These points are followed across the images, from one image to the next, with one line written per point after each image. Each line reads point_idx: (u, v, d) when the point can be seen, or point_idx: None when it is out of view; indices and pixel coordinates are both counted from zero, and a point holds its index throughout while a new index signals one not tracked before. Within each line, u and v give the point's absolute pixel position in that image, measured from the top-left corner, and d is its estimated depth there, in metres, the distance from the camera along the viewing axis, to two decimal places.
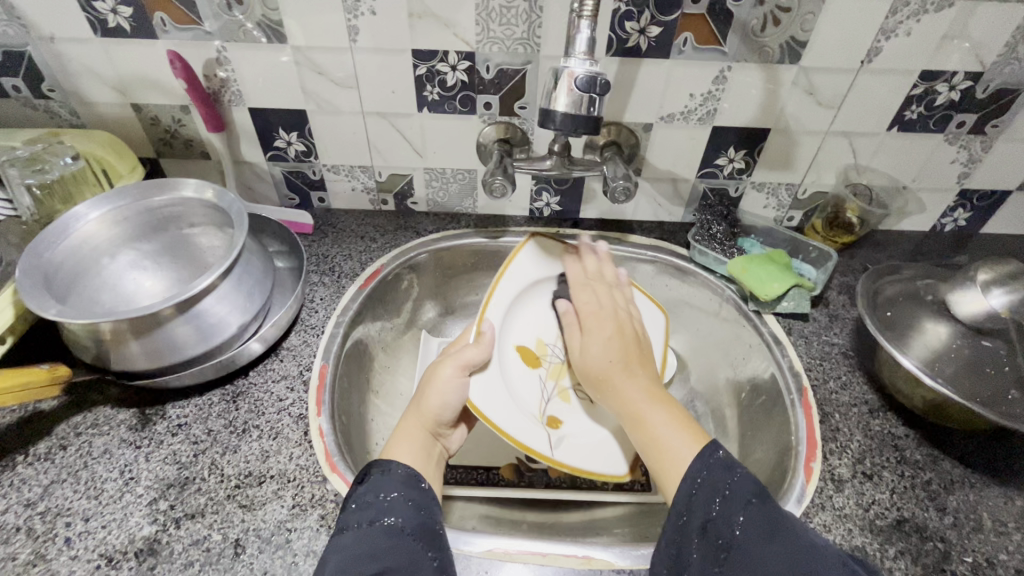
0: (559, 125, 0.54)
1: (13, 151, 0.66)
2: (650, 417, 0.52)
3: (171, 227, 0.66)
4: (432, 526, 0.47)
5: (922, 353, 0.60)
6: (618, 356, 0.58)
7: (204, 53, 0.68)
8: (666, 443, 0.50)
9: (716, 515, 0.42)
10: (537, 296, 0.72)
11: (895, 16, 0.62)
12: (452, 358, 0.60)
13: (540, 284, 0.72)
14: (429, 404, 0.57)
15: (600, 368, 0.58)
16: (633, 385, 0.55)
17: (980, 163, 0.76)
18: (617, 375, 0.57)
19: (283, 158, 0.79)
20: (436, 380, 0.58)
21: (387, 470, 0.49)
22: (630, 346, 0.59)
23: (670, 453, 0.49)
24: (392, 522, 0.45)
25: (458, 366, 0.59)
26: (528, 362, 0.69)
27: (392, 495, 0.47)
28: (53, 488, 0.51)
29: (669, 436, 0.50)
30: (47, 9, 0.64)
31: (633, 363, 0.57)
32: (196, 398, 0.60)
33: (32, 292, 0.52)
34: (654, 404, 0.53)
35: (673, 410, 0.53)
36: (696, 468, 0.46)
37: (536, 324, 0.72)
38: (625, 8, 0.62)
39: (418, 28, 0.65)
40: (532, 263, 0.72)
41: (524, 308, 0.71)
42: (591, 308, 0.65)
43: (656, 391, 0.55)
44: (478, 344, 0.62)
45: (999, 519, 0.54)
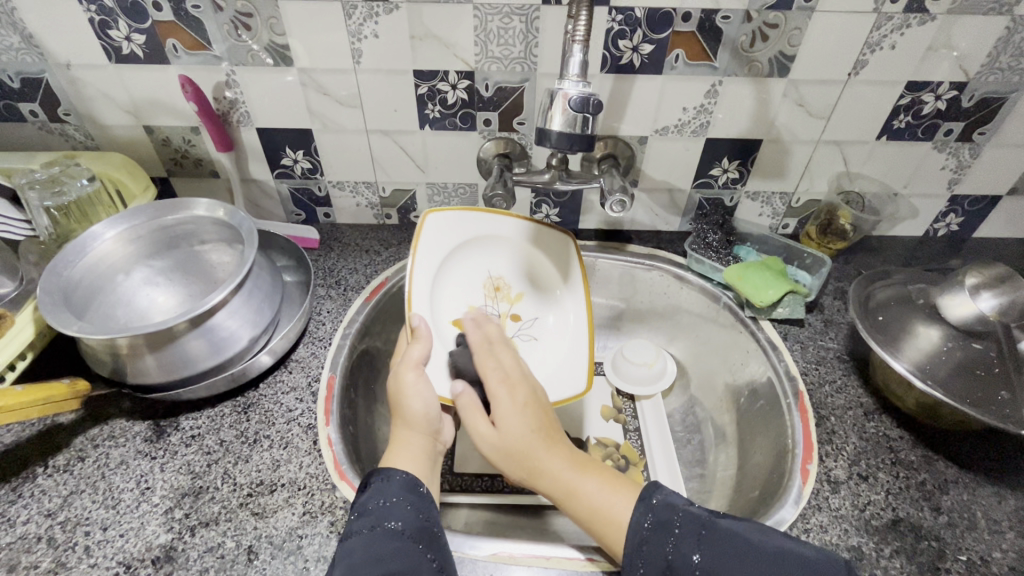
0: (555, 143, 0.56)
1: (31, 173, 0.69)
2: (584, 488, 0.52)
3: (182, 244, 0.68)
4: (430, 528, 0.49)
5: (914, 356, 0.61)
6: (536, 429, 0.55)
7: (214, 76, 0.70)
8: (609, 512, 0.50)
9: (672, 556, 0.45)
10: (451, 268, 0.73)
11: (879, 30, 0.65)
12: (404, 363, 0.60)
13: (452, 257, 0.73)
14: (412, 409, 0.57)
15: (520, 445, 0.54)
16: (556, 458, 0.53)
17: (969, 169, 0.78)
18: (540, 449, 0.53)
19: (289, 175, 0.82)
20: (407, 386, 0.58)
21: (389, 477, 0.51)
22: (543, 415, 0.57)
23: (616, 522, 0.49)
24: (393, 525, 0.47)
25: (415, 365, 0.59)
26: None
27: (392, 499, 0.49)
28: (72, 498, 0.53)
29: (608, 503, 0.51)
30: (64, 37, 0.67)
31: (550, 432, 0.55)
32: (208, 410, 0.62)
33: (51, 309, 0.54)
34: (584, 473, 0.53)
35: (603, 472, 0.53)
36: (642, 513, 0.48)
37: (458, 295, 0.73)
38: (617, 27, 0.65)
39: (420, 50, 0.68)
40: (437, 243, 0.71)
41: (444, 283, 0.72)
42: (500, 377, 0.59)
43: (578, 456, 0.55)
44: (417, 341, 0.61)
45: (993, 518, 0.55)
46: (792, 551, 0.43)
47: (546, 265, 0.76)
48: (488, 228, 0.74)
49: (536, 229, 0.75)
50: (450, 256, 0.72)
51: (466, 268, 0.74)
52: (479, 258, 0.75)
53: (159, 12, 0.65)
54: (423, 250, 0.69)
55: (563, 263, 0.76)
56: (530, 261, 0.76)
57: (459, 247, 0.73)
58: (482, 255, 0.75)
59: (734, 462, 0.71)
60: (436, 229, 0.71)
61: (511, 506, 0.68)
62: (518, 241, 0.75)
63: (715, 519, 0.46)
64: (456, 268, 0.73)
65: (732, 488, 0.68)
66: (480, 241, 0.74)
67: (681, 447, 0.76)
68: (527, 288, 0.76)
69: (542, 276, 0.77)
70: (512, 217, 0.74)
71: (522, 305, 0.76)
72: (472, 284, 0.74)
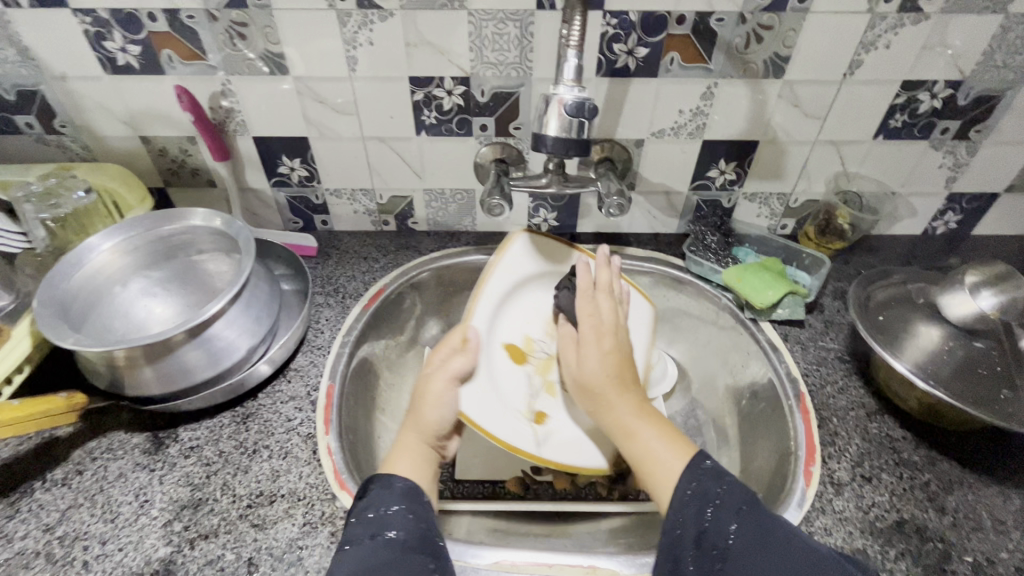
0: (550, 148, 0.56)
1: (28, 185, 0.69)
2: (640, 433, 0.54)
3: (180, 255, 0.68)
4: (432, 537, 0.48)
5: (915, 356, 0.61)
6: (612, 371, 0.58)
7: (210, 86, 0.71)
8: (658, 458, 0.51)
9: (708, 526, 0.44)
10: (522, 295, 0.71)
11: (873, 30, 0.65)
12: (440, 372, 0.60)
13: (522, 285, 0.71)
14: (427, 415, 0.57)
15: (593, 378, 0.58)
16: (623, 400, 0.57)
17: (966, 167, 0.78)
18: (609, 390, 0.57)
19: (286, 183, 0.82)
20: (431, 393, 0.59)
21: (388, 485, 0.51)
22: (623, 360, 0.59)
23: (662, 466, 0.50)
24: (393, 536, 0.46)
25: (449, 378, 0.59)
26: (514, 359, 0.69)
27: (392, 508, 0.48)
28: (71, 512, 0.53)
29: (659, 453, 0.51)
30: (60, 50, 0.67)
31: (623, 378, 0.58)
32: (207, 421, 0.61)
33: (49, 322, 0.54)
34: (643, 420, 0.55)
35: (663, 426, 0.54)
36: (688, 479, 0.47)
37: (519, 321, 0.71)
38: (612, 31, 0.65)
39: (415, 56, 0.68)
40: (517, 263, 0.70)
41: (510, 308, 0.70)
42: (592, 316, 0.61)
43: (645, 407, 0.57)
44: (464, 353, 0.62)
45: (999, 518, 0.54)
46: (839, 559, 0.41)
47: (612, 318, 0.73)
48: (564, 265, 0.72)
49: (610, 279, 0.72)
50: (525, 280, 0.71)
51: (537, 301, 0.72)
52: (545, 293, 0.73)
53: (153, 23, 0.65)
54: (502, 270, 0.69)
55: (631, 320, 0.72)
56: None
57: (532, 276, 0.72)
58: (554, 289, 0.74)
59: (737, 465, 0.70)
60: (518, 250, 0.71)
61: (513, 513, 0.68)
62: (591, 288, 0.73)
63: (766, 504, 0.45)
64: (527, 295, 0.72)
65: None
66: (554, 276, 0.73)
67: None
68: None
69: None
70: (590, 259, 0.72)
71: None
72: (537, 315, 0.72)
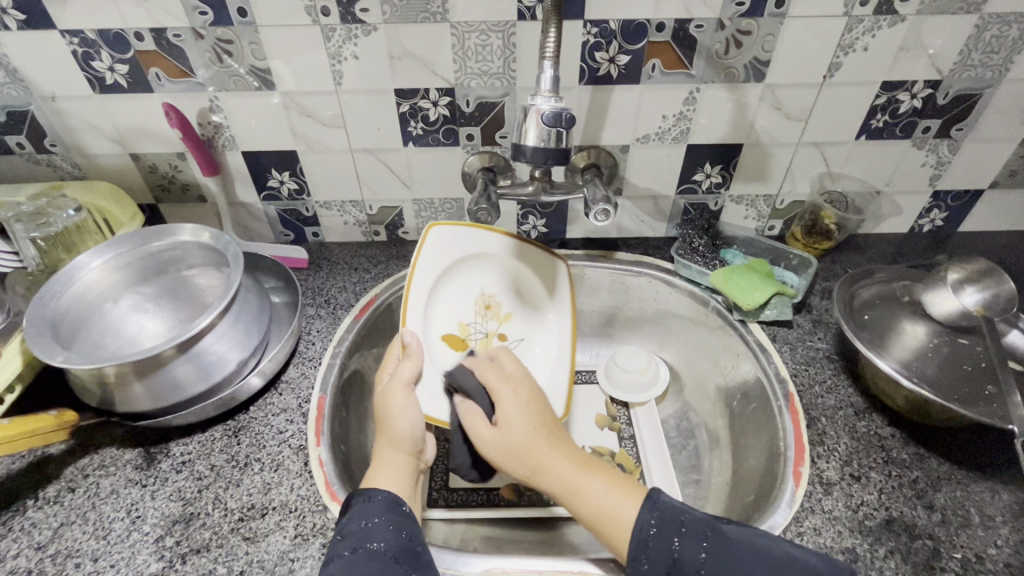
0: (530, 158, 0.56)
1: (18, 206, 0.69)
2: (587, 487, 0.51)
3: (170, 270, 0.69)
4: (413, 547, 0.48)
5: (901, 354, 0.62)
6: (538, 427, 0.55)
7: (198, 103, 0.71)
8: (611, 509, 0.50)
9: (678, 553, 0.46)
10: (445, 283, 0.73)
11: (851, 33, 0.66)
12: (393, 382, 0.58)
13: (448, 271, 0.73)
14: (398, 429, 0.56)
15: (520, 443, 0.53)
16: (560, 458, 0.53)
17: (949, 165, 0.79)
18: (541, 447, 0.53)
19: (276, 197, 0.82)
20: (393, 404, 0.57)
21: (369, 498, 0.50)
22: (544, 413, 0.57)
23: (620, 520, 0.49)
24: (376, 547, 0.47)
25: (405, 386, 0.58)
26: (453, 347, 0.72)
27: (374, 520, 0.49)
28: (63, 530, 0.53)
29: (614, 503, 0.50)
30: (49, 71, 0.68)
31: (551, 430, 0.55)
32: (199, 435, 0.62)
33: (38, 341, 0.54)
34: (587, 473, 0.53)
35: (604, 474, 0.53)
36: (648, 511, 0.49)
37: (450, 309, 0.74)
38: (593, 39, 0.66)
39: (399, 69, 0.69)
40: (441, 253, 0.71)
41: (438, 297, 0.72)
42: (502, 381, 0.58)
43: (580, 457, 0.54)
44: (411, 358, 0.61)
45: (986, 514, 0.55)
46: (798, 559, 0.43)
47: (536, 287, 0.77)
48: (492, 245, 0.74)
49: (529, 252, 0.75)
50: (452, 268, 0.73)
51: (461, 284, 0.75)
52: (473, 277, 0.76)
53: (140, 42, 0.66)
54: (425, 266, 0.70)
55: (554, 287, 0.77)
56: (520, 279, 0.77)
57: (458, 264, 0.74)
58: (480, 273, 0.76)
59: (728, 467, 0.71)
60: (438, 242, 0.71)
61: (506, 519, 0.68)
62: (513, 262, 0.76)
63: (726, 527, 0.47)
64: (454, 284, 0.74)
65: (728, 492, 0.68)
66: (480, 258, 0.75)
67: (677, 453, 0.75)
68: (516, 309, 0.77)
69: (536, 302, 0.78)
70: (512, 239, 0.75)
71: (511, 326, 0.77)
72: (464, 301, 0.75)
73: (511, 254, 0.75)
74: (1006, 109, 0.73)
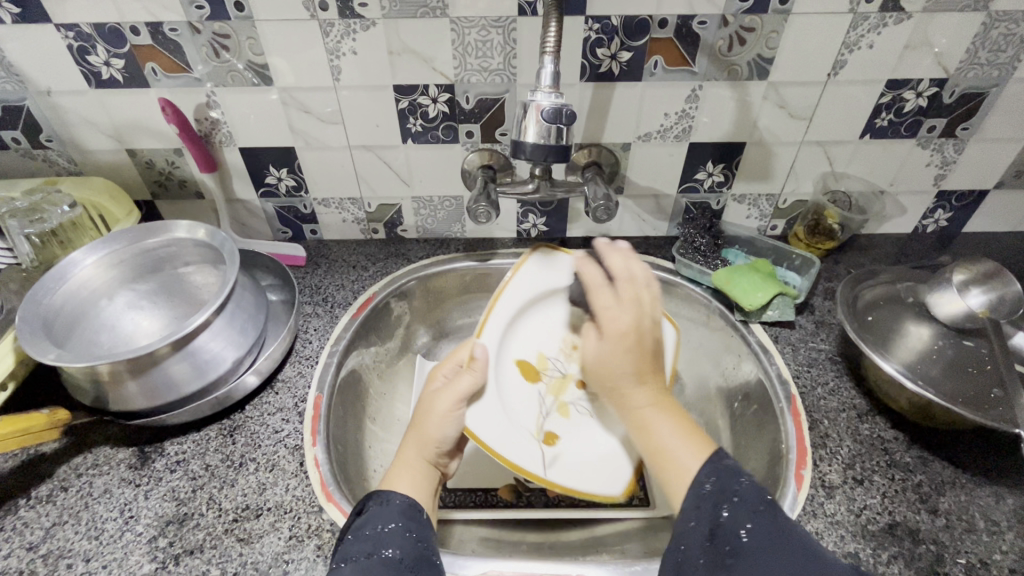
0: (529, 155, 0.56)
1: (13, 202, 0.69)
2: (656, 428, 0.53)
3: (166, 267, 0.68)
4: (428, 556, 0.47)
5: (905, 356, 0.61)
6: (632, 363, 0.56)
7: (195, 98, 0.70)
8: (670, 453, 0.50)
9: (723, 521, 0.43)
10: (537, 310, 0.71)
11: (856, 31, 0.65)
12: (446, 388, 0.60)
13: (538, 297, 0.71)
14: (430, 434, 0.56)
15: (609, 369, 0.57)
16: (640, 394, 0.55)
17: (954, 165, 0.78)
18: (629, 380, 0.56)
19: (274, 194, 0.82)
20: (434, 410, 0.58)
21: (386, 501, 0.50)
22: (645, 351, 0.56)
23: (677, 467, 0.49)
24: (390, 554, 0.45)
25: (456, 398, 0.58)
26: (527, 377, 0.69)
27: (390, 525, 0.48)
28: (55, 530, 0.52)
29: (673, 449, 0.50)
30: (45, 65, 0.67)
31: (644, 370, 0.56)
32: (194, 434, 0.61)
33: (31, 339, 0.54)
34: (662, 415, 0.53)
35: (680, 420, 0.53)
36: (705, 476, 0.47)
37: (534, 338, 0.71)
38: (595, 35, 0.65)
39: (398, 65, 0.68)
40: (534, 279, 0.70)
41: (524, 322, 0.70)
42: (608, 312, 0.58)
43: (664, 399, 0.55)
44: (472, 372, 0.61)
45: (992, 519, 0.54)
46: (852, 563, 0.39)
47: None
48: None
49: None
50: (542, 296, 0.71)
51: (556, 317, 0.72)
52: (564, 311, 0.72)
53: (136, 36, 0.65)
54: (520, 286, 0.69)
55: None
56: None
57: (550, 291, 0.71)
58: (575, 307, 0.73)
59: None
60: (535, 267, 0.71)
61: (505, 521, 0.67)
62: None
63: (791, 521, 0.42)
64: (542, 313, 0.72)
65: None
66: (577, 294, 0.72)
67: None
68: None
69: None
70: None
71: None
72: (552, 334, 0.72)
73: None
74: (1013, 108, 0.72)
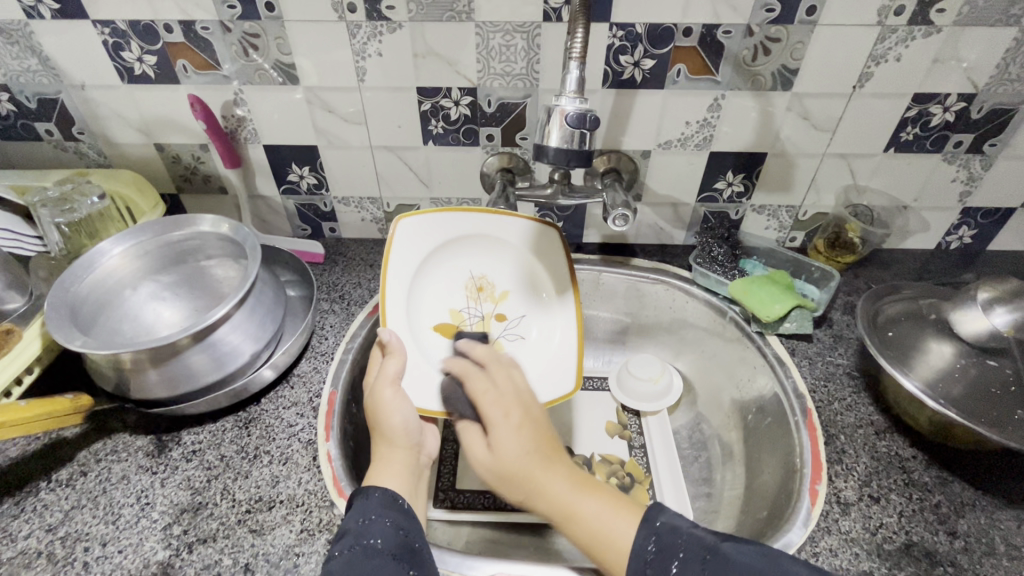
0: (552, 159, 0.56)
1: (45, 191, 0.70)
2: (583, 509, 0.50)
3: (188, 260, 0.69)
4: (411, 543, 0.48)
5: (925, 373, 0.60)
6: (534, 447, 0.52)
7: (223, 95, 0.72)
8: (607, 531, 0.49)
9: None
10: (427, 276, 0.72)
11: (883, 43, 0.64)
12: (380, 380, 0.58)
13: (426, 261, 0.71)
14: (392, 426, 0.56)
15: (514, 468, 0.51)
16: (555, 480, 0.51)
17: (981, 181, 0.77)
18: (536, 468, 0.51)
19: (295, 191, 0.83)
20: (382, 404, 0.56)
21: (367, 494, 0.50)
22: (541, 429, 0.54)
23: (619, 544, 0.48)
24: (373, 543, 0.46)
25: (393, 382, 0.58)
26: (448, 335, 0.70)
27: (370, 517, 0.48)
28: (73, 513, 0.53)
29: (610, 527, 0.49)
30: (80, 59, 0.69)
31: (547, 452, 0.52)
32: (211, 425, 0.62)
33: (59, 325, 0.55)
34: (582, 493, 0.51)
35: (600, 491, 0.51)
36: (645, 536, 0.47)
37: (439, 300, 0.72)
38: (619, 42, 0.65)
39: (422, 68, 0.69)
40: (411, 248, 0.70)
41: (420, 292, 0.71)
42: (490, 397, 0.55)
43: (575, 474, 0.52)
44: (393, 355, 0.59)
45: (1013, 543, 0.53)
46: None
47: (539, 269, 0.74)
48: (467, 228, 0.72)
49: (525, 227, 0.73)
50: (426, 260, 0.71)
51: (446, 273, 0.73)
52: (457, 261, 0.74)
53: (169, 34, 0.67)
54: (397, 257, 0.68)
55: (550, 257, 0.73)
56: (512, 258, 0.74)
57: (435, 250, 0.72)
58: (461, 255, 0.74)
59: (741, 481, 0.69)
60: (408, 235, 0.69)
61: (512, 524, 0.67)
62: (498, 239, 0.73)
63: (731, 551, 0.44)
64: (435, 272, 0.72)
65: (740, 509, 0.66)
66: (459, 242, 0.73)
67: (689, 465, 0.74)
68: (513, 286, 0.75)
69: (534, 278, 0.74)
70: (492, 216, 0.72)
71: (509, 306, 0.74)
72: (452, 288, 0.73)
73: (497, 228, 0.73)
74: None
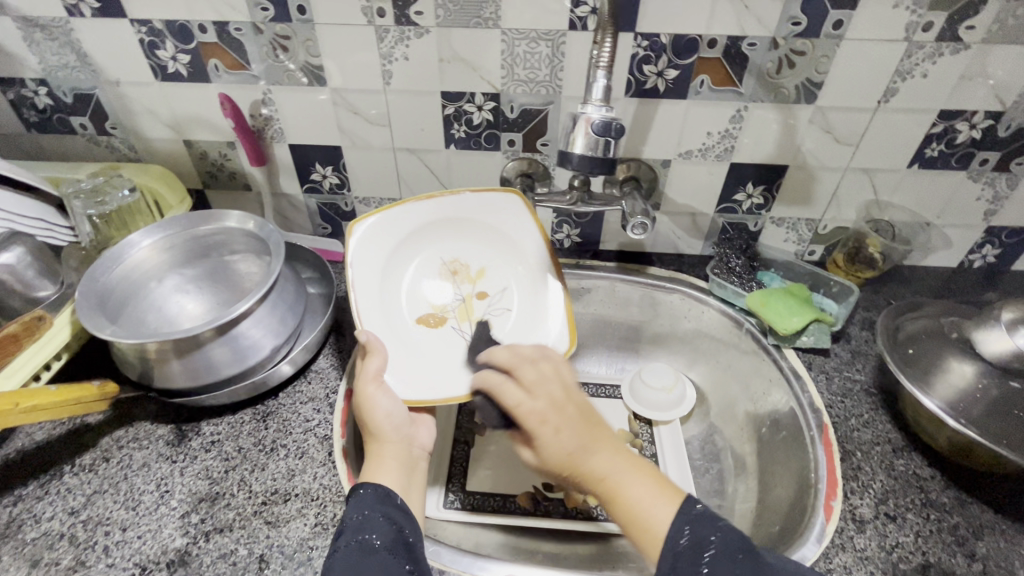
0: (576, 165, 0.56)
1: (78, 183, 0.73)
2: (626, 491, 0.48)
3: (212, 254, 0.71)
4: (406, 538, 0.48)
5: (946, 393, 0.59)
6: (572, 437, 0.52)
7: (251, 94, 0.74)
8: (646, 513, 0.46)
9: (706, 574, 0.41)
10: (397, 273, 0.73)
11: (910, 59, 0.64)
12: (362, 379, 0.59)
13: (394, 258, 0.72)
14: (378, 423, 0.56)
15: (556, 462, 0.52)
16: (597, 464, 0.50)
17: (1007, 200, 0.76)
18: (574, 456, 0.51)
19: (318, 190, 0.84)
20: (364, 401, 0.57)
21: (360, 492, 0.51)
22: (579, 419, 0.53)
23: (655, 530, 0.45)
24: (369, 538, 0.46)
25: (371, 380, 0.59)
26: (433, 326, 0.73)
27: (365, 512, 0.49)
28: (95, 498, 0.55)
29: (650, 512, 0.46)
30: (117, 57, 0.71)
31: (586, 438, 0.51)
32: (230, 417, 0.63)
33: (89, 314, 0.57)
34: (627, 473, 0.49)
35: (645, 471, 0.49)
36: (680, 526, 0.45)
37: (419, 294, 0.74)
38: (643, 52, 0.65)
39: (447, 72, 0.70)
40: (373, 250, 0.70)
41: (394, 292, 0.72)
42: (523, 406, 0.56)
43: (624, 455, 0.51)
44: (371, 353, 0.60)
45: None
46: None
47: (510, 240, 0.75)
48: (426, 216, 0.73)
49: (484, 199, 0.73)
50: (392, 255, 0.72)
51: (417, 266, 0.75)
52: (428, 251, 0.75)
53: (203, 34, 0.68)
54: (361, 260, 0.69)
55: (516, 224, 0.74)
56: (479, 233, 0.75)
57: (400, 246, 0.73)
58: (428, 243, 0.75)
59: (754, 495, 0.68)
60: (368, 240, 0.70)
61: (521, 527, 0.67)
62: (460, 217, 0.74)
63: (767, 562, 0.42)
64: (407, 267, 0.74)
65: (752, 522, 0.65)
66: (424, 232, 0.74)
67: (700, 476, 0.74)
68: (486, 261, 0.76)
69: (508, 252, 0.76)
70: (448, 196, 0.72)
71: (486, 282, 0.76)
72: (427, 278, 0.75)
73: (456, 207, 0.73)
74: None
